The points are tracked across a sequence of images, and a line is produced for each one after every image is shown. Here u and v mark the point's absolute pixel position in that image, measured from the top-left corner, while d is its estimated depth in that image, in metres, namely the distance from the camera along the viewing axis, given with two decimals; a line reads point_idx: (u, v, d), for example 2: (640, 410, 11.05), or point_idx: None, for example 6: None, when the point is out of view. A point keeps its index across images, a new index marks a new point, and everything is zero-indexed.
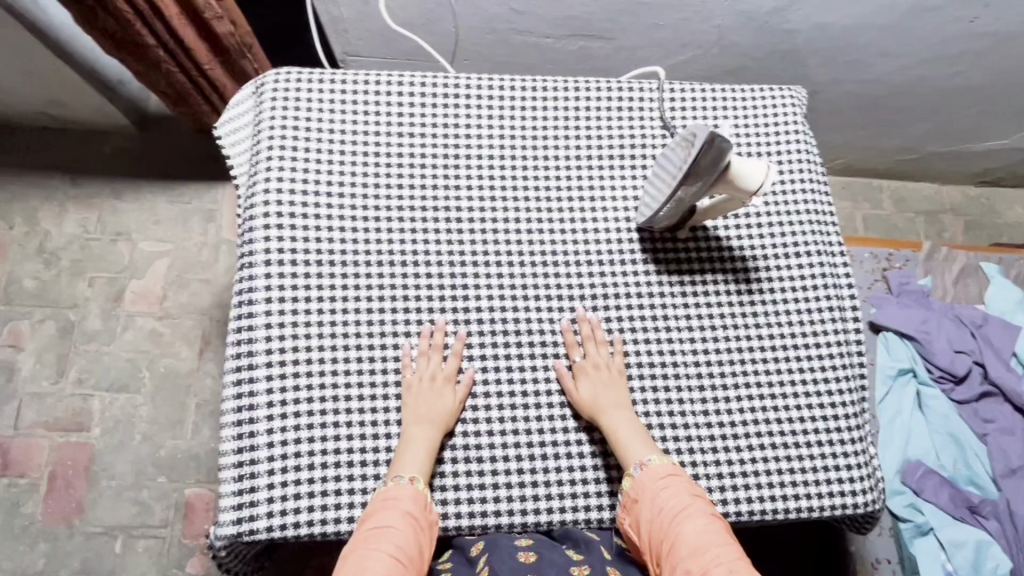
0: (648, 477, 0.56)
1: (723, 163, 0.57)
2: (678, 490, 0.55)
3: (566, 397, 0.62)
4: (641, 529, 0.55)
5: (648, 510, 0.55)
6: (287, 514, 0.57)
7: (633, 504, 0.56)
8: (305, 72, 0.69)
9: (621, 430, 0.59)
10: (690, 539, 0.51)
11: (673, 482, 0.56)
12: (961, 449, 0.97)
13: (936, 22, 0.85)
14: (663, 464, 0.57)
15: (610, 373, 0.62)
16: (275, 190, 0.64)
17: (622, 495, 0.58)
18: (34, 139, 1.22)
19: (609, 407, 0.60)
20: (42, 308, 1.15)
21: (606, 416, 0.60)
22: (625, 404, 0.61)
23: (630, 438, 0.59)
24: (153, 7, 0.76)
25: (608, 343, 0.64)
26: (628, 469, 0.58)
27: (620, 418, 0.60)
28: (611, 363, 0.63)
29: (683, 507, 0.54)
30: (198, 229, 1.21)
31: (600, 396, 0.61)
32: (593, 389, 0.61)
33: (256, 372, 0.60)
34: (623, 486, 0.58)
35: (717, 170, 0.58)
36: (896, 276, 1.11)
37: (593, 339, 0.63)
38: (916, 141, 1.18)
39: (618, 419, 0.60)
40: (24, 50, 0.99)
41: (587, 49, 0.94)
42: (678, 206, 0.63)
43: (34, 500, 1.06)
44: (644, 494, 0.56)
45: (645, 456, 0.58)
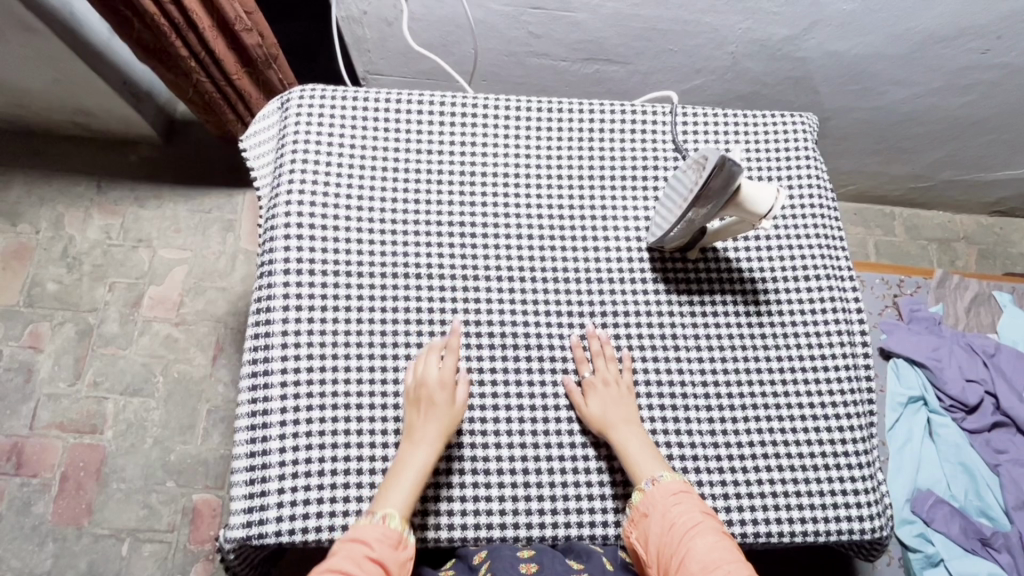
0: (659, 492, 0.56)
1: (735, 186, 0.58)
2: (689, 506, 0.56)
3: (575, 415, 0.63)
4: (649, 542, 0.55)
5: (657, 524, 0.55)
6: (296, 519, 0.58)
7: (641, 518, 0.57)
8: (329, 89, 0.71)
9: (631, 446, 0.60)
10: (700, 554, 0.52)
11: (683, 499, 0.56)
12: (973, 480, 0.95)
13: (949, 53, 0.86)
14: (674, 480, 0.57)
15: (618, 388, 0.63)
16: (296, 201, 0.66)
17: (630, 508, 0.58)
18: (63, 147, 1.26)
19: (617, 422, 0.61)
20: (62, 311, 1.18)
21: (614, 431, 0.60)
22: (633, 417, 0.62)
23: (639, 456, 0.59)
24: (188, 20, 0.80)
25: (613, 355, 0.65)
26: (639, 485, 0.58)
27: (628, 435, 0.60)
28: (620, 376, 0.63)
29: (693, 523, 0.54)
30: (218, 238, 1.23)
31: (607, 410, 0.61)
32: (601, 404, 0.61)
33: (271, 376, 0.61)
34: (633, 500, 0.58)
35: (729, 194, 0.59)
36: (907, 303, 1.11)
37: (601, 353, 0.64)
38: (928, 169, 1.18)
39: (627, 435, 0.60)
40: (57, 60, 1.03)
41: (602, 72, 0.96)
42: (689, 226, 0.64)
43: (45, 499, 1.07)
44: (654, 509, 0.56)
45: (656, 472, 0.58)
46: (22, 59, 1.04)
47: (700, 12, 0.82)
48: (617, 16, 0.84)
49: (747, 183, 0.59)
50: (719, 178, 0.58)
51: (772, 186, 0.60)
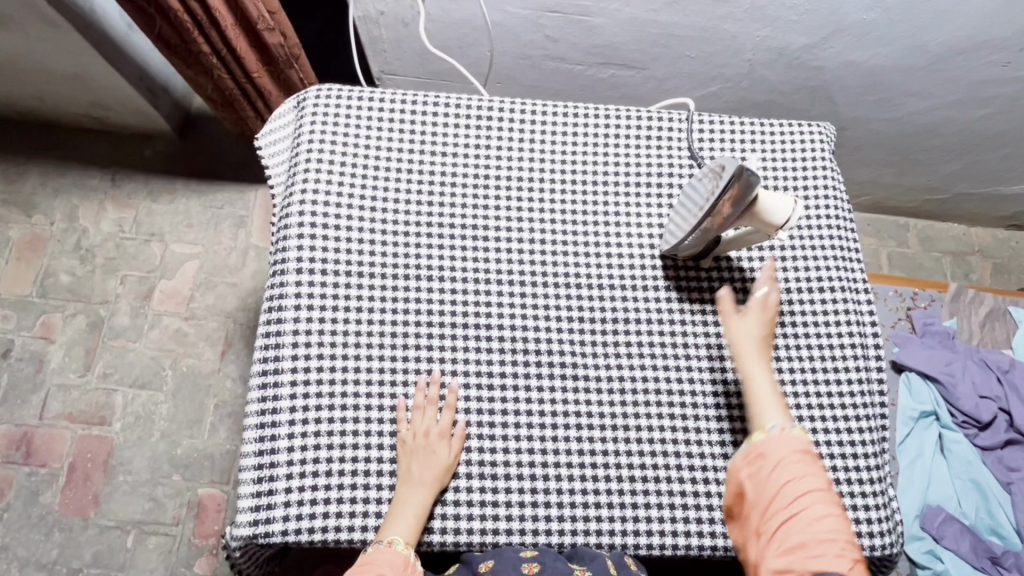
0: (784, 440, 0.54)
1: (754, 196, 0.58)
2: (813, 468, 0.53)
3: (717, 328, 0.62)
4: (758, 483, 0.53)
5: (773, 472, 0.53)
6: (303, 519, 0.58)
7: (756, 458, 0.54)
8: (345, 89, 0.71)
9: (761, 382, 0.58)
10: (813, 519, 0.50)
11: (809, 460, 0.53)
12: (983, 497, 0.95)
13: (969, 65, 0.86)
14: (801, 436, 0.54)
15: (758, 319, 0.60)
16: (310, 200, 0.66)
17: (747, 445, 0.56)
18: (79, 140, 1.28)
19: (754, 354, 0.59)
20: (74, 302, 1.19)
21: (747, 362, 0.59)
22: (767, 354, 0.59)
23: (766, 398, 0.57)
24: (210, 18, 0.80)
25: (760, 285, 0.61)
26: (763, 428, 0.56)
27: (761, 371, 0.58)
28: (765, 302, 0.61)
29: (816, 488, 0.51)
30: (229, 234, 1.24)
31: (746, 338, 0.59)
32: (744, 330, 0.60)
33: (281, 375, 0.61)
34: (749, 441, 0.56)
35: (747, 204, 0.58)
36: (921, 316, 1.10)
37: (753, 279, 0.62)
38: (944, 182, 1.17)
39: (760, 372, 0.58)
40: (75, 54, 1.04)
41: (617, 77, 0.96)
42: (705, 235, 0.63)
43: (53, 489, 1.08)
44: (774, 454, 0.53)
45: (782, 421, 0.56)
46: (42, 52, 1.05)
47: (719, 19, 0.81)
48: (635, 21, 0.83)
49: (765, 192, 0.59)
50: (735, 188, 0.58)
51: (790, 196, 0.60)
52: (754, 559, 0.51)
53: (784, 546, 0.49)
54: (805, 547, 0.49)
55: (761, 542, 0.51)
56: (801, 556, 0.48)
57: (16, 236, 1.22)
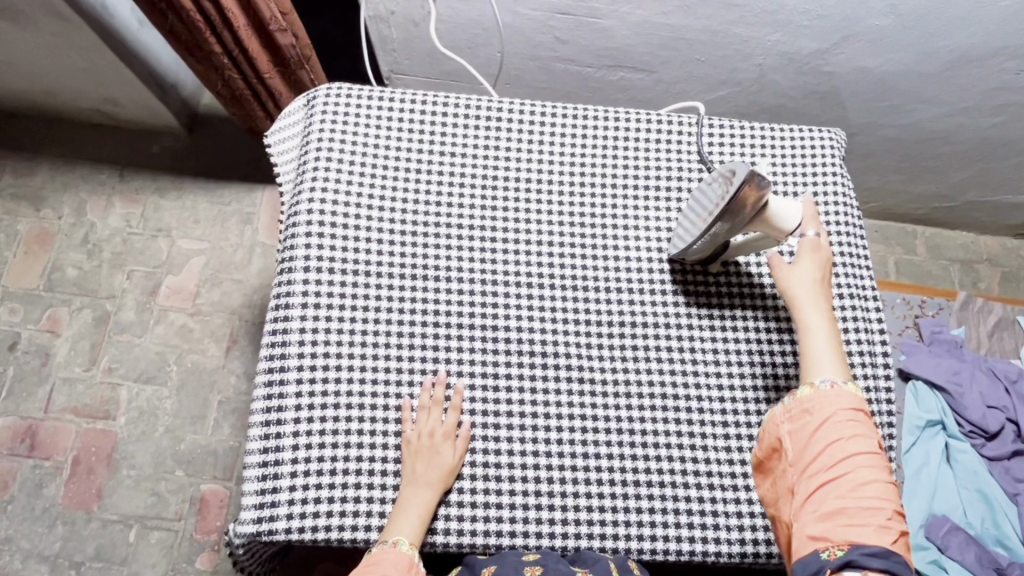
0: (835, 395, 0.52)
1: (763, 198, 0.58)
2: (863, 429, 0.51)
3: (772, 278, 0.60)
4: (802, 440, 0.52)
5: (819, 430, 0.52)
6: (307, 518, 0.58)
7: (803, 413, 0.53)
8: (355, 88, 0.71)
9: (815, 330, 0.56)
10: (854, 483, 0.49)
11: (860, 421, 0.52)
12: (990, 508, 0.95)
13: (982, 72, 0.85)
14: (854, 393, 0.53)
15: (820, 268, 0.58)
16: (318, 199, 0.66)
17: (793, 398, 0.54)
18: (88, 135, 1.28)
19: (809, 300, 0.57)
20: (81, 297, 1.19)
21: (802, 308, 0.57)
22: (826, 304, 0.57)
23: (822, 348, 0.55)
24: (223, 18, 0.81)
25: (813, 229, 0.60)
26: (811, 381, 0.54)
27: (818, 319, 0.56)
28: (819, 247, 0.59)
29: (864, 452, 0.50)
30: (236, 231, 1.24)
31: (802, 285, 0.57)
32: (800, 275, 0.58)
33: (288, 372, 0.61)
34: (797, 393, 0.54)
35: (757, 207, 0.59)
36: (929, 324, 1.11)
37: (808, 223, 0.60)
38: (954, 189, 1.16)
39: (816, 321, 0.56)
40: (87, 49, 1.04)
41: (627, 79, 0.95)
42: (715, 239, 0.63)
43: (57, 482, 1.09)
44: (822, 410, 0.52)
45: (836, 375, 0.54)
46: (54, 47, 1.05)
47: (731, 23, 0.81)
48: (646, 24, 0.83)
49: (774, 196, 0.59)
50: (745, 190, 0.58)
51: (799, 202, 0.61)
52: (787, 519, 0.51)
53: (821, 510, 0.49)
54: (843, 512, 0.48)
55: (796, 502, 0.51)
56: (839, 521, 0.48)
57: (24, 229, 1.22)
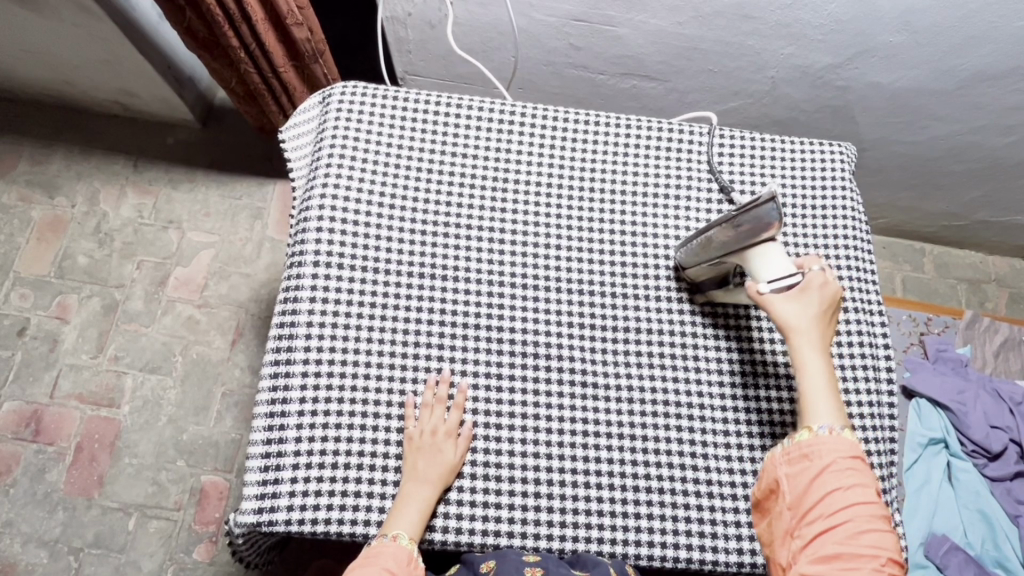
0: (833, 443, 0.52)
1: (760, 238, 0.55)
2: (862, 477, 0.51)
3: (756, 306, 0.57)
4: (800, 485, 0.52)
5: (818, 477, 0.51)
6: (307, 511, 0.58)
7: (801, 458, 0.52)
8: (370, 87, 0.72)
9: (815, 373, 0.54)
10: (852, 530, 0.49)
11: (859, 469, 0.51)
12: (991, 529, 0.95)
13: (995, 92, 0.85)
14: (852, 441, 0.52)
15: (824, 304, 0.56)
16: (330, 194, 0.67)
17: (792, 443, 0.54)
18: (104, 125, 1.30)
19: (811, 336, 0.55)
20: (90, 285, 1.20)
21: (801, 343, 0.55)
22: (828, 345, 0.55)
23: (818, 392, 0.54)
24: (242, 13, 0.82)
25: (817, 266, 0.58)
26: (810, 427, 0.53)
27: (815, 356, 0.55)
28: (824, 285, 0.56)
29: (863, 500, 0.50)
30: (246, 225, 1.25)
31: (803, 320, 0.55)
32: (802, 308, 0.55)
33: (293, 366, 0.62)
34: (797, 437, 0.54)
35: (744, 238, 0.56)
36: (934, 342, 1.12)
37: (809, 262, 0.58)
38: (963, 208, 1.16)
39: (815, 364, 0.54)
40: (106, 41, 1.06)
41: (639, 88, 0.96)
42: (719, 265, 0.62)
43: (59, 468, 1.09)
44: (822, 457, 0.51)
45: (835, 423, 0.53)
46: (75, 39, 1.07)
47: (744, 35, 0.82)
48: (660, 34, 0.84)
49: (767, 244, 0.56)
50: (749, 215, 0.55)
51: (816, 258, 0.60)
52: (783, 561, 0.51)
53: (818, 555, 0.49)
54: (839, 558, 0.48)
55: (793, 545, 0.51)
56: (836, 567, 0.48)
57: (38, 217, 1.24)
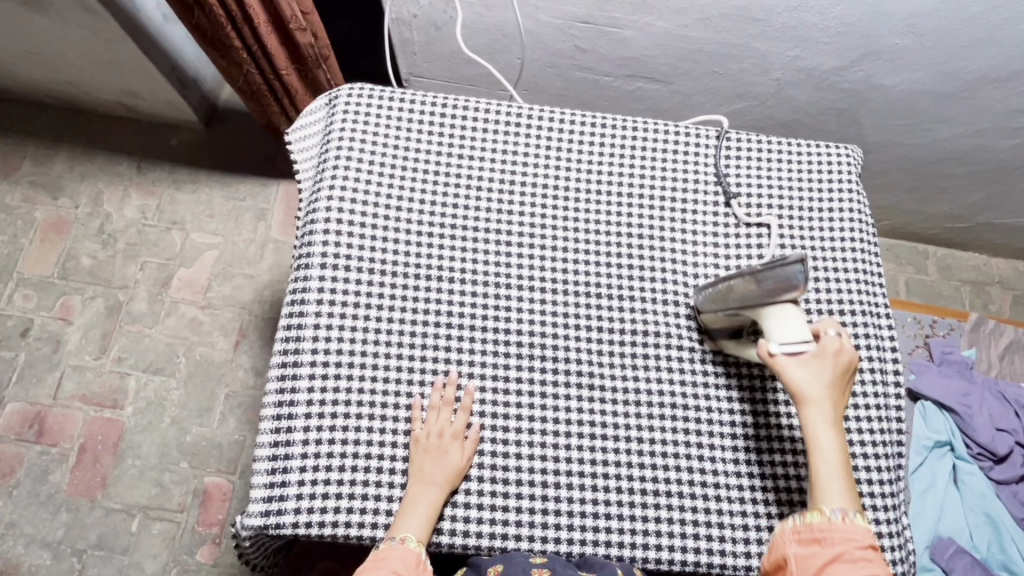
0: (846, 529, 0.50)
1: (780, 299, 0.53)
2: (874, 567, 0.49)
3: (767, 366, 0.55)
4: (811, 567, 0.50)
5: (831, 563, 0.49)
6: (314, 514, 0.58)
7: (812, 541, 0.50)
8: (376, 89, 0.72)
9: (827, 448, 0.52)
10: None
11: (871, 559, 0.49)
12: (996, 530, 0.96)
13: (1002, 95, 0.85)
14: (865, 528, 0.50)
15: (838, 373, 0.54)
16: (337, 197, 0.67)
17: (803, 523, 0.52)
18: (109, 126, 1.30)
19: (823, 405, 0.53)
20: (94, 286, 1.20)
21: (814, 412, 0.53)
22: (841, 418, 0.54)
23: (830, 470, 0.52)
24: (244, 14, 0.82)
25: (833, 329, 0.55)
26: (821, 508, 0.51)
27: (827, 430, 0.53)
28: (838, 351, 0.54)
29: None
30: (249, 226, 1.25)
31: (816, 388, 0.53)
32: (815, 375, 0.53)
33: (300, 368, 0.62)
34: (807, 516, 0.52)
35: (765, 294, 0.54)
36: (938, 345, 1.12)
37: (825, 324, 0.56)
38: (968, 210, 1.16)
39: (827, 438, 0.53)
40: (111, 42, 1.06)
41: (644, 90, 0.96)
42: (736, 316, 0.60)
43: (62, 469, 1.09)
44: (835, 542, 0.50)
45: (847, 505, 0.51)
46: (79, 40, 1.07)
47: (750, 37, 0.82)
48: (665, 36, 0.84)
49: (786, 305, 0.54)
50: (772, 272, 0.53)
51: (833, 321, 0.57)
52: None
53: None
54: None
55: None
56: None
57: (41, 217, 1.24)
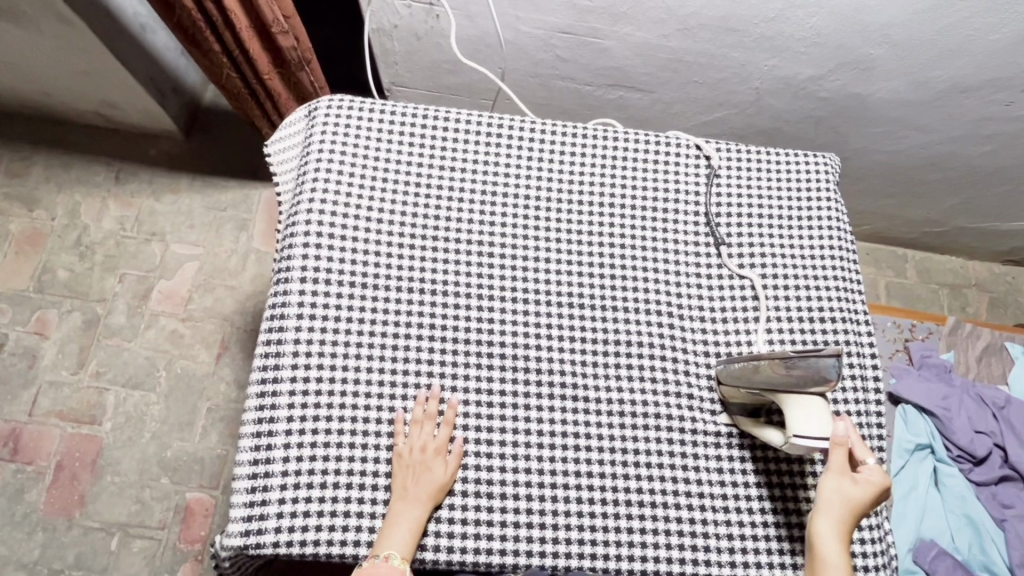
0: None
1: (806, 389, 0.54)
2: None
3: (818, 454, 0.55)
4: None
5: None
6: (296, 531, 0.57)
7: None
8: (357, 101, 0.72)
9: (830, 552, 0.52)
10: None
11: None
12: (977, 533, 0.98)
13: (974, 102, 0.87)
14: None
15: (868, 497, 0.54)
16: (318, 210, 0.66)
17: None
18: (85, 136, 1.28)
19: (837, 517, 0.53)
20: (71, 299, 1.18)
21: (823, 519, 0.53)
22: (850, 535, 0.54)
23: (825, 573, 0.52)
24: (225, 19, 0.82)
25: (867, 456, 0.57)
26: None
27: (837, 538, 0.53)
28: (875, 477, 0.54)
29: None
30: (230, 237, 1.24)
31: (842, 503, 0.53)
32: (845, 491, 0.53)
33: (280, 385, 0.61)
34: None
35: (790, 380, 0.54)
36: (918, 348, 1.14)
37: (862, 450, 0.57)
38: (944, 214, 1.18)
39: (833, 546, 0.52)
40: (86, 51, 1.04)
41: (625, 99, 0.97)
42: (758, 396, 0.60)
43: (39, 488, 1.07)
44: None
45: None
46: (54, 50, 1.05)
47: (729, 47, 0.83)
48: (645, 47, 0.85)
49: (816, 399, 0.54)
50: (805, 359, 0.53)
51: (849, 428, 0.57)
52: None
53: None
54: None
55: None
56: None
57: (16, 230, 1.21)
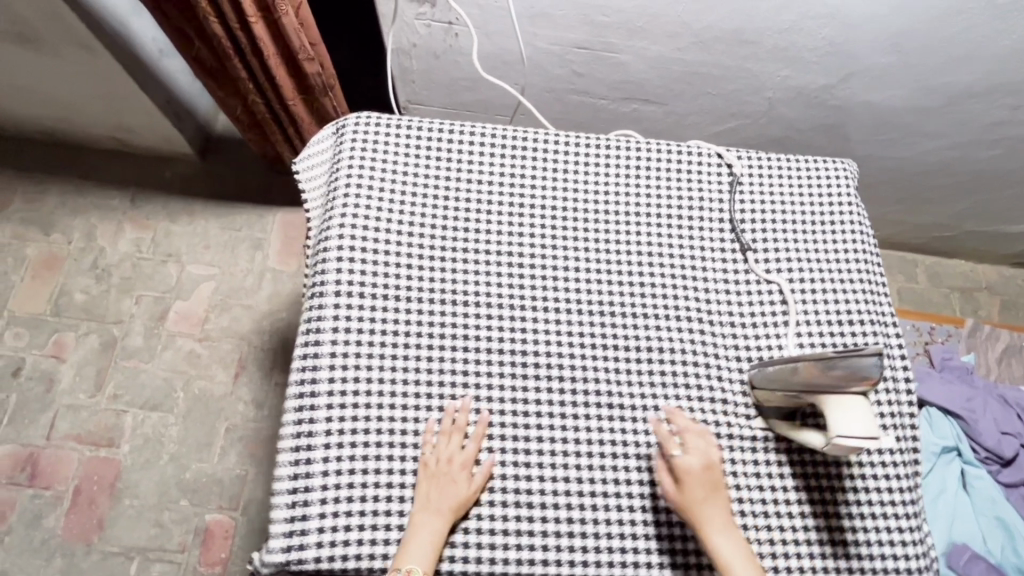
0: None
1: (848, 389, 0.54)
2: None
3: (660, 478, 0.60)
4: None
5: None
6: (337, 546, 0.57)
7: None
8: (384, 117, 0.73)
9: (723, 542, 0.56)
10: None
11: None
12: (1011, 536, 0.97)
13: (982, 108, 0.89)
14: None
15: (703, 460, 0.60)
16: (350, 225, 0.67)
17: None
18: (101, 160, 1.29)
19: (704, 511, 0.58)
20: (88, 322, 1.18)
21: (706, 528, 0.57)
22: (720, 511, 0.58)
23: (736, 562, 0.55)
24: (253, 47, 0.83)
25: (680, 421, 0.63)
26: None
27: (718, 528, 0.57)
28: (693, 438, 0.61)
29: None
30: (246, 256, 1.25)
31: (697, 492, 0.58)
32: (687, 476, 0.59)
33: (317, 400, 0.61)
34: None
35: (831, 381, 0.54)
36: (939, 351, 1.15)
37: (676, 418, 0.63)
38: (955, 219, 1.19)
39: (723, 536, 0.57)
40: (105, 76, 1.06)
41: (640, 111, 0.98)
42: (795, 398, 0.60)
43: (57, 513, 1.06)
44: None
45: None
46: (75, 76, 1.07)
47: (743, 59, 0.84)
48: (660, 60, 0.86)
49: (857, 399, 0.54)
50: (846, 359, 0.54)
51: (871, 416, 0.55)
52: None
53: None
54: None
55: None
56: None
57: (33, 254, 1.22)
